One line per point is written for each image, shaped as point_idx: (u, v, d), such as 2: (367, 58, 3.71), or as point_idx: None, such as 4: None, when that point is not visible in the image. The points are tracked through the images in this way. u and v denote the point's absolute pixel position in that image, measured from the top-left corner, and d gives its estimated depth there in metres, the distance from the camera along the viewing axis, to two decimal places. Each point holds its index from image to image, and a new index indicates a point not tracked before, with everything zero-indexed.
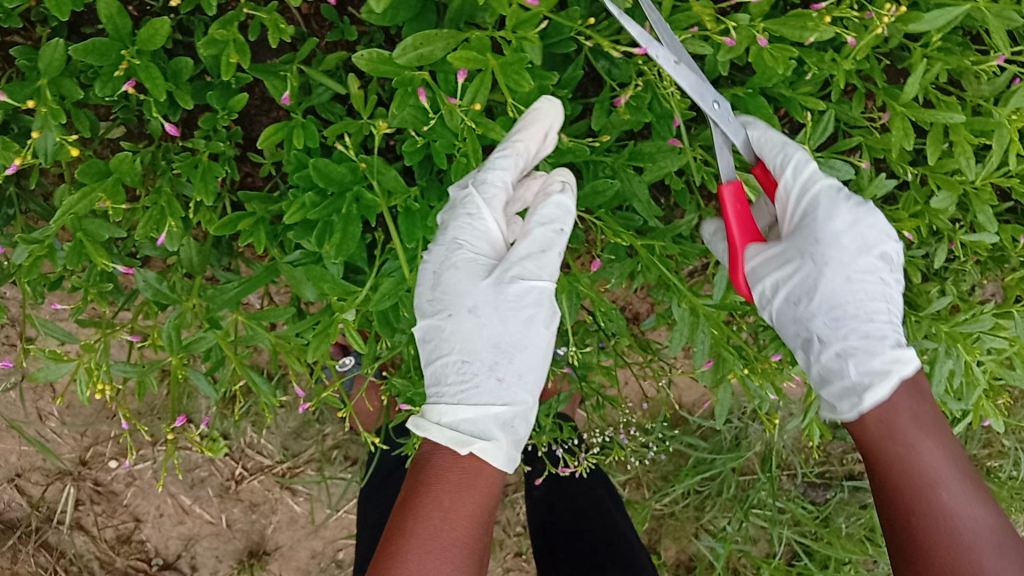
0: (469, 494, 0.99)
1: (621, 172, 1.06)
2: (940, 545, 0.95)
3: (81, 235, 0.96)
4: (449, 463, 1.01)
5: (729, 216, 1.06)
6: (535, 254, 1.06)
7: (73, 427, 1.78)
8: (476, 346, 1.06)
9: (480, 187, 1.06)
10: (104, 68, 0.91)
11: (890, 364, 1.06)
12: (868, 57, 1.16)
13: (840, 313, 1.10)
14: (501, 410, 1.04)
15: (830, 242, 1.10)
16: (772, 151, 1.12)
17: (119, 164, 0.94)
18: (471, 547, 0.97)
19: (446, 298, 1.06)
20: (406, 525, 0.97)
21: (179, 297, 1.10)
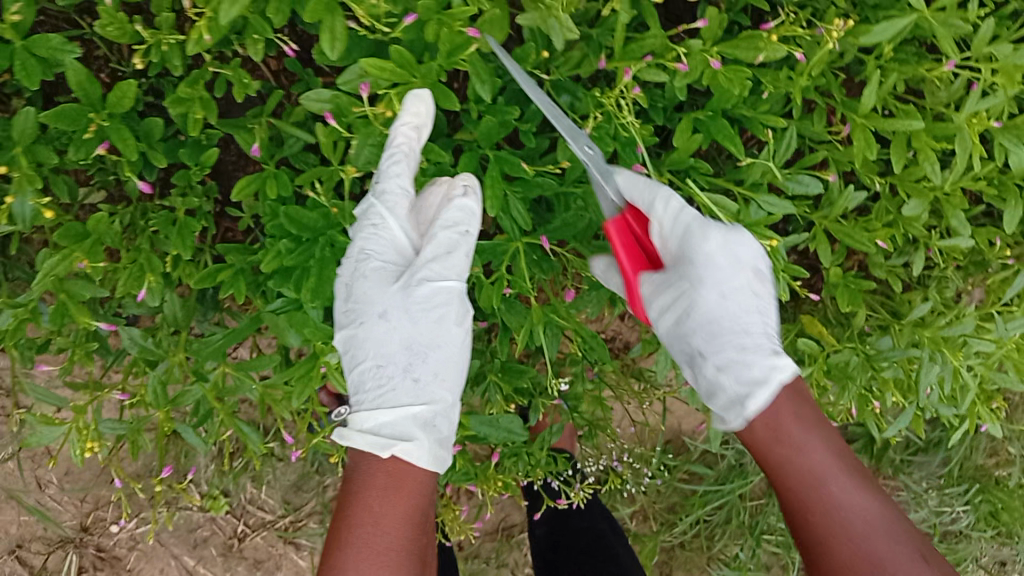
0: (398, 497, 0.98)
1: (592, 200, 1.07)
2: (835, 536, 0.94)
3: (63, 297, 0.99)
4: (375, 468, 1.00)
5: (617, 248, 1.07)
6: (439, 254, 1.06)
7: (73, 494, 1.77)
8: (389, 350, 1.04)
9: (381, 196, 1.04)
10: (76, 132, 0.94)
11: (769, 372, 1.02)
12: (825, 73, 1.19)
13: (717, 326, 1.07)
14: (417, 410, 1.02)
15: (707, 264, 1.06)
16: (638, 193, 1.05)
17: (96, 225, 0.97)
18: (405, 548, 0.95)
19: (355, 308, 1.05)
20: (338, 534, 0.96)
21: (165, 352, 1.12)
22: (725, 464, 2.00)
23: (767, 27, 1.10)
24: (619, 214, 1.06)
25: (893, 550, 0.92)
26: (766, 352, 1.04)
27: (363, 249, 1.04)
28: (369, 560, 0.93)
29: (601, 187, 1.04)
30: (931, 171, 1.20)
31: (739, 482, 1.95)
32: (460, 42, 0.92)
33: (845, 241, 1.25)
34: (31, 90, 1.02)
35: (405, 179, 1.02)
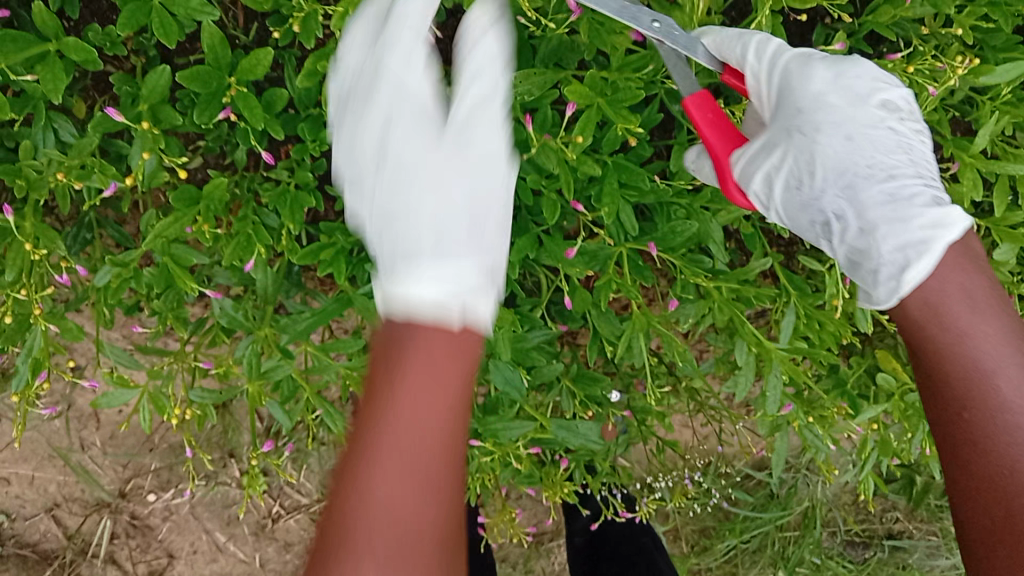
0: (441, 369, 0.79)
1: (698, 214, 1.08)
2: (994, 435, 0.82)
3: (167, 259, 0.99)
4: (423, 344, 0.81)
5: (700, 126, 1.00)
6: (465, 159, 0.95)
7: (115, 459, 1.76)
8: (423, 228, 0.92)
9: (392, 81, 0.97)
10: (203, 96, 0.93)
11: (930, 231, 0.96)
12: (936, 109, 1.18)
13: (850, 185, 1.02)
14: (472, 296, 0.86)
15: (817, 107, 1.03)
16: (728, 45, 1.04)
17: (212, 191, 0.96)
18: (450, 419, 0.77)
19: (392, 238, 0.93)
20: (361, 441, 0.76)
21: (253, 325, 1.11)
22: (764, 492, 1.98)
23: (891, 58, 1.09)
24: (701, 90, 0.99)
25: None
26: (927, 201, 0.99)
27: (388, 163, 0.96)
28: (392, 497, 0.72)
29: (681, 63, 0.99)
30: None
31: (778, 513, 1.94)
32: None
33: None
34: (155, 50, 1.02)
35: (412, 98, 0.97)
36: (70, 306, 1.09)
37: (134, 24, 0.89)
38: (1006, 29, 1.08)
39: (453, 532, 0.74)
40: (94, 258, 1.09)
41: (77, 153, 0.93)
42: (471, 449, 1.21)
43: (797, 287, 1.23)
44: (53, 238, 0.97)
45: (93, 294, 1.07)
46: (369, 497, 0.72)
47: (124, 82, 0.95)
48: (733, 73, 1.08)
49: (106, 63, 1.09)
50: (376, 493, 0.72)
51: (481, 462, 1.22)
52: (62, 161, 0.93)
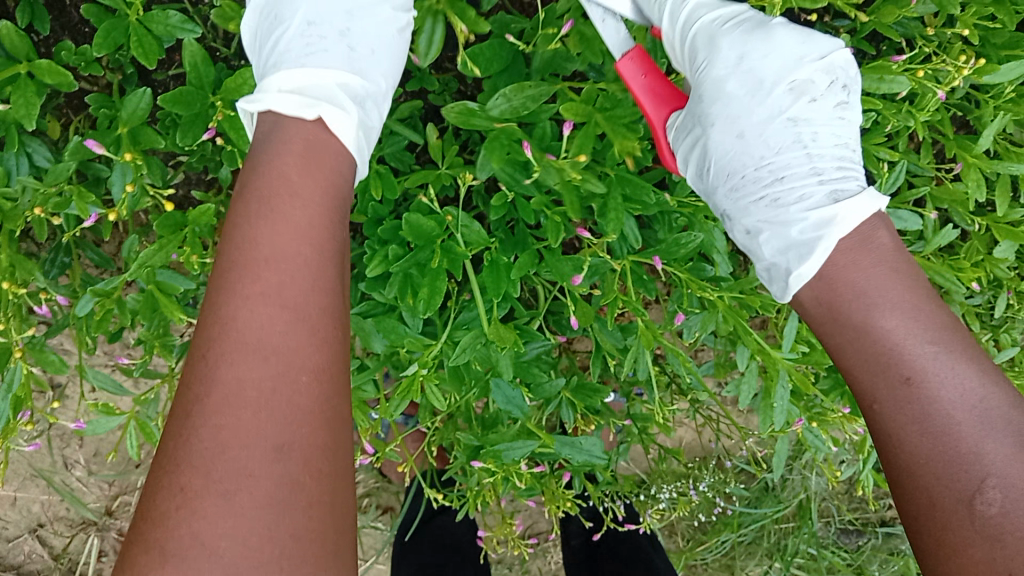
0: (305, 202, 0.78)
1: (702, 224, 1.04)
2: (906, 430, 0.76)
3: (153, 287, 0.93)
4: (264, 323, 0.70)
5: (636, 92, 0.95)
6: (355, 16, 1.01)
7: (101, 477, 1.71)
8: (324, 36, 0.99)
9: (301, 24, 0.99)
10: (185, 117, 0.89)
11: (814, 231, 0.94)
12: (938, 109, 1.15)
13: (740, 180, 1.01)
14: (350, 79, 0.96)
15: (717, 96, 1.01)
16: (653, 4, 1.09)
17: (198, 217, 0.91)
18: (320, 356, 0.70)
19: (301, 43, 0.98)
20: (224, 279, 0.72)
21: None
22: (759, 486, 1.98)
23: (896, 60, 1.06)
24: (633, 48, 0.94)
25: (979, 438, 0.73)
26: (813, 201, 0.97)
27: (283, 9, 0.99)
28: (256, 426, 0.65)
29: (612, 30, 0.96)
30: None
31: (774, 506, 1.94)
32: None
33: (936, 279, 1.20)
34: (132, 67, 0.97)
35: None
36: (50, 335, 1.04)
37: (110, 44, 0.84)
38: (1011, 26, 1.05)
39: (331, 472, 0.66)
40: (74, 286, 1.05)
41: (53, 180, 0.88)
42: (472, 467, 1.18)
43: None
44: (31, 268, 0.93)
45: (75, 322, 1.03)
46: (226, 422, 0.64)
47: (101, 104, 0.91)
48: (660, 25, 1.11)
49: (80, 79, 1.04)
50: (217, 427, 0.65)
51: (482, 480, 1.19)
52: (39, 190, 0.88)
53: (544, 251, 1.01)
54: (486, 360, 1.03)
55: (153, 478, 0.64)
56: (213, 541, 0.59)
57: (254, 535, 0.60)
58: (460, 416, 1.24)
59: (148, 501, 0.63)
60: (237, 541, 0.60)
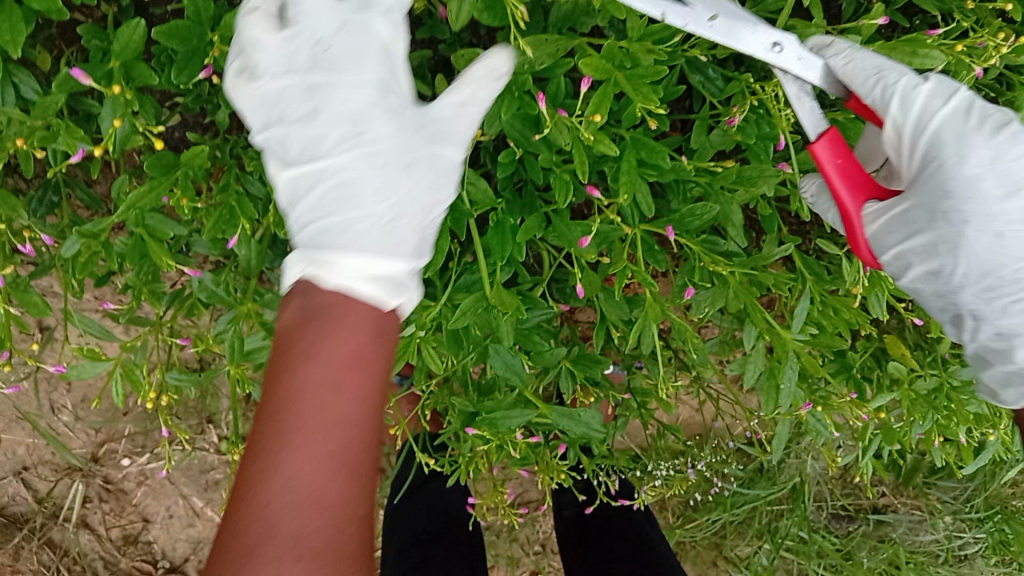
0: (364, 344, 0.75)
1: (718, 195, 1.00)
2: None
3: (143, 231, 0.89)
4: (314, 475, 0.70)
5: (833, 176, 0.89)
6: (418, 177, 0.84)
7: (88, 422, 1.69)
8: (328, 129, 0.82)
9: (285, 118, 0.83)
10: (180, 53, 0.84)
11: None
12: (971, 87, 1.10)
13: (997, 280, 0.97)
14: (413, 260, 0.82)
15: (980, 201, 0.93)
16: (865, 80, 0.91)
17: (192, 159, 0.86)
18: (363, 503, 0.72)
19: (329, 190, 0.83)
20: (273, 432, 0.71)
21: (235, 299, 1.03)
22: (754, 467, 1.96)
23: (933, 32, 1.00)
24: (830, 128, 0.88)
25: None
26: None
27: (344, 172, 0.83)
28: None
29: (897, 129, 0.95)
30: None
31: (767, 489, 1.92)
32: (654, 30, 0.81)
33: None
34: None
35: (366, 91, 0.82)
36: (34, 275, 1.00)
37: None
38: None
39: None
40: (61, 226, 1.00)
41: (39, 113, 0.83)
42: (465, 434, 1.15)
43: (813, 271, 1.17)
44: (14, 204, 0.88)
45: (60, 265, 0.99)
46: None
47: (93, 36, 0.85)
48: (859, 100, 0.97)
49: (73, 10, 0.99)
50: None
51: (475, 447, 1.16)
52: (24, 122, 0.84)
53: (552, 214, 0.96)
54: (485, 326, 0.99)
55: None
56: None
57: None
58: (456, 381, 1.20)
59: None
60: None
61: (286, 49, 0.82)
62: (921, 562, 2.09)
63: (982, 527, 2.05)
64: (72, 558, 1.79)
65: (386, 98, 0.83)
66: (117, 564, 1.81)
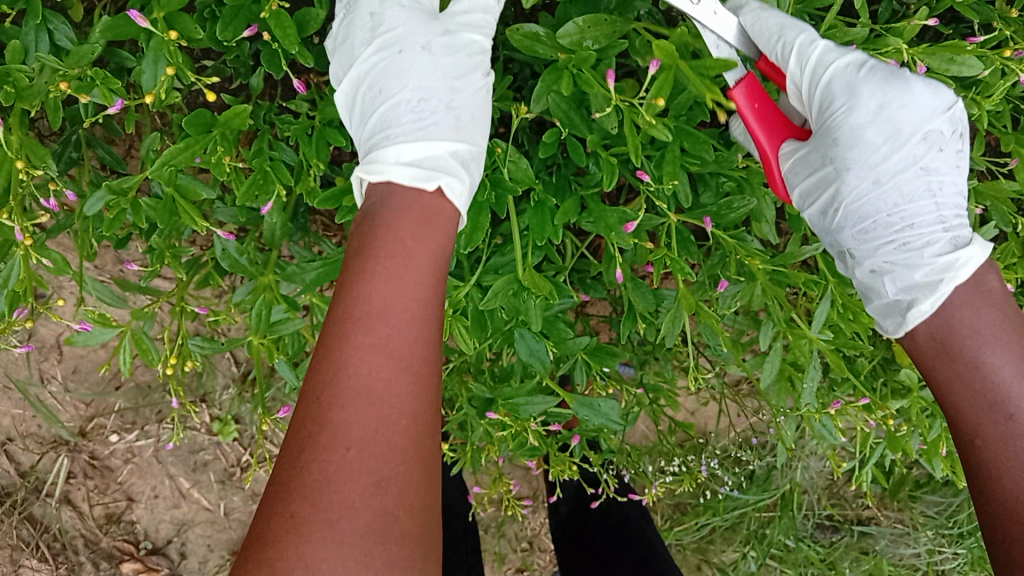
0: (420, 257, 0.78)
1: (755, 190, 0.99)
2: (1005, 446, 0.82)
3: (174, 191, 0.86)
4: (374, 366, 0.71)
5: (747, 115, 0.97)
6: (457, 83, 0.94)
7: (77, 396, 1.65)
8: (431, 84, 0.94)
9: (392, 64, 0.94)
10: (226, 8, 0.81)
11: (939, 274, 0.92)
12: (1002, 99, 1.10)
13: (871, 225, 0.98)
14: (458, 145, 0.90)
15: (852, 142, 0.96)
16: (767, 41, 0.97)
17: (231, 118, 0.84)
18: (421, 401, 0.72)
19: (412, 117, 0.93)
20: (337, 330, 0.74)
21: (256, 270, 1.01)
22: (745, 473, 1.96)
23: (973, 40, 1.01)
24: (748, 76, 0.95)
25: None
26: (940, 248, 0.94)
27: (389, 83, 0.94)
28: (357, 462, 0.68)
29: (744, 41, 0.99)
30: None
31: (759, 495, 1.92)
32: None
33: None
34: None
35: (412, 22, 0.96)
36: (51, 232, 0.97)
37: None
38: None
39: (422, 506, 0.70)
40: (82, 184, 0.97)
41: (76, 61, 0.80)
42: (480, 420, 1.13)
43: (835, 274, 1.16)
44: (41, 155, 0.85)
45: (79, 223, 0.96)
46: (333, 461, 0.68)
47: None
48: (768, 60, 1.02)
49: None
50: (325, 463, 0.68)
51: (488, 434, 1.15)
52: (60, 69, 0.80)
53: (589, 199, 0.95)
54: (514, 309, 0.98)
55: (271, 498, 0.68)
56: (315, 563, 0.64)
57: (352, 567, 0.64)
58: (470, 367, 1.19)
59: (262, 525, 0.67)
60: (336, 569, 0.64)
61: (415, 21, 0.96)
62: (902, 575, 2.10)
63: (961, 543, 2.09)
64: (52, 535, 1.74)
65: (428, 29, 0.96)
66: (98, 543, 1.76)
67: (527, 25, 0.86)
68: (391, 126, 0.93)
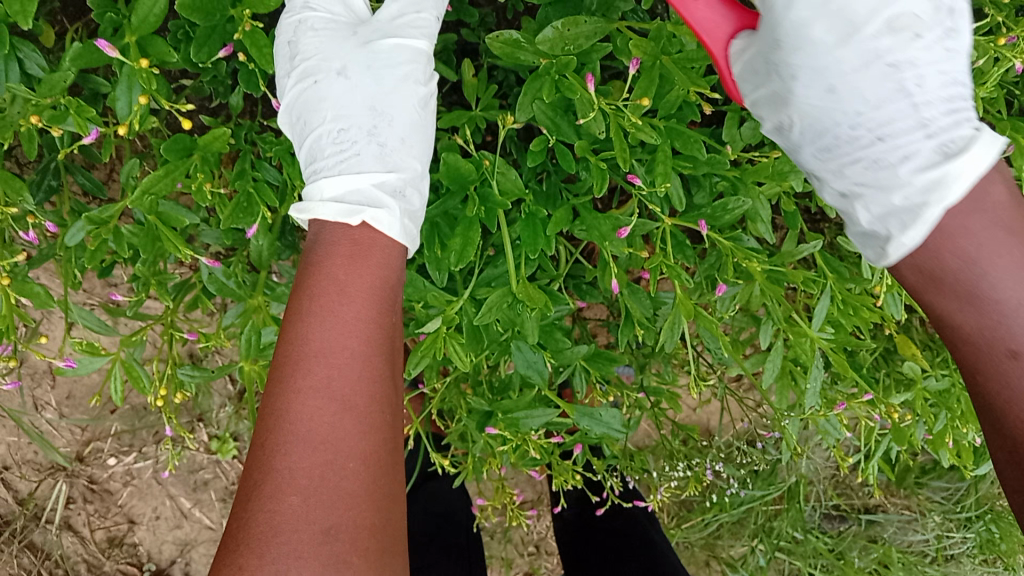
0: (357, 295, 0.80)
1: (750, 190, 0.97)
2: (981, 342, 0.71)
3: (154, 218, 0.84)
4: (316, 409, 0.73)
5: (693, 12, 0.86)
6: (380, 110, 0.96)
7: (73, 421, 1.64)
8: (353, 110, 0.96)
9: (313, 92, 0.96)
10: (201, 30, 0.79)
11: (929, 186, 0.77)
12: (997, 85, 1.09)
13: (834, 140, 0.85)
14: (385, 176, 0.92)
15: (798, 44, 0.85)
16: None
17: (211, 142, 0.82)
18: (367, 442, 0.73)
19: (335, 149, 0.94)
20: (281, 380, 0.74)
21: (246, 293, 0.99)
22: (750, 467, 1.94)
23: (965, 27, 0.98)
24: None
25: None
26: (920, 160, 0.80)
27: (311, 115, 0.96)
28: (304, 511, 0.68)
29: None
30: None
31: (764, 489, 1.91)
32: None
33: None
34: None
35: (327, 48, 0.97)
36: (33, 263, 0.95)
37: None
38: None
39: (376, 549, 0.70)
40: (62, 213, 0.96)
41: (48, 91, 0.78)
42: (480, 434, 1.12)
43: (834, 270, 1.15)
44: (18, 187, 0.83)
45: (61, 254, 0.94)
46: (280, 509, 0.68)
47: (105, 9, 0.81)
48: None
49: None
50: (273, 513, 0.68)
51: (488, 447, 1.13)
52: (32, 100, 0.78)
53: (581, 207, 0.93)
54: (509, 321, 0.96)
55: (222, 554, 0.68)
56: None
57: None
58: (468, 378, 1.17)
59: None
60: None
61: (330, 45, 0.97)
62: (911, 561, 2.08)
63: (970, 527, 2.04)
64: (53, 562, 1.73)
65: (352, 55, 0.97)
66: (101, 567, 1.74)
67: (507, 32, 0.84)
68: (319, 155, 0.95)
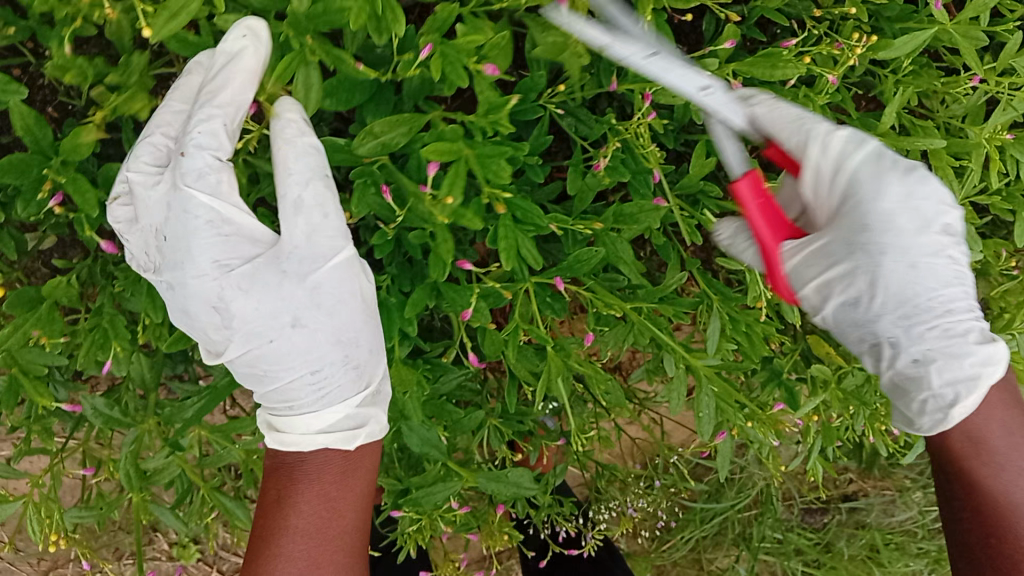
0: (356, 477, 0.97)
1: (604, 237, 0.98)
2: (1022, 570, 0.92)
3: (14, 370, 0.86)
4: (313, 505, 0.93)
5: (752, 215, 0.87)
6: (324, 310, 0.90)
7: (30, 554, 1.64)
8: (286, 321, 0.89)
9: (236, 323, 0.87)
10: (23, 188, 0.82)
11: (981, 367, 0.93)
12: (840, 88, 1.10)
13: (912, 307, 0.92)
14: (359, 397, 0.93)
15: (885, 226, 0.90)
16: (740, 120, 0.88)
17: (53, 290, 0.84)
18: (351, 526, 0.96)
19: (305, 379, 0.91)
20: (274, 531, 0.93)
21: (135, 419, 1.01)
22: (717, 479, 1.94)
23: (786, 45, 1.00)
24: (750, 169, 0.86)
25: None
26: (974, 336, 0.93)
27: (260, 358, 0.89)
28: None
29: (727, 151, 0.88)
30: (951, 188, 1.10)
31: (733, 500, 1.90)
32: (498, 99, 0.79)
33: None
34: None
35: (223, 269, 0.86)
36: None
37: None
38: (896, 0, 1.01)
39: None
40: None
41: None
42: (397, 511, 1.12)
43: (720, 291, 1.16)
44: None
45: None
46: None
47: None
48: (773, 148, 0.95)
49: None
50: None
51: (409, 522, 1.13)
52: None
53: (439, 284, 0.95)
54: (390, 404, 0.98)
55: None
56: None
57: None
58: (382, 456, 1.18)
59: None
60: None
61: (227, 266, 0.87)
62: (899, 543, 2.07)
63: None
64: None
65: (272, 274, 0.88)
66: None
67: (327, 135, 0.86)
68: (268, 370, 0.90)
